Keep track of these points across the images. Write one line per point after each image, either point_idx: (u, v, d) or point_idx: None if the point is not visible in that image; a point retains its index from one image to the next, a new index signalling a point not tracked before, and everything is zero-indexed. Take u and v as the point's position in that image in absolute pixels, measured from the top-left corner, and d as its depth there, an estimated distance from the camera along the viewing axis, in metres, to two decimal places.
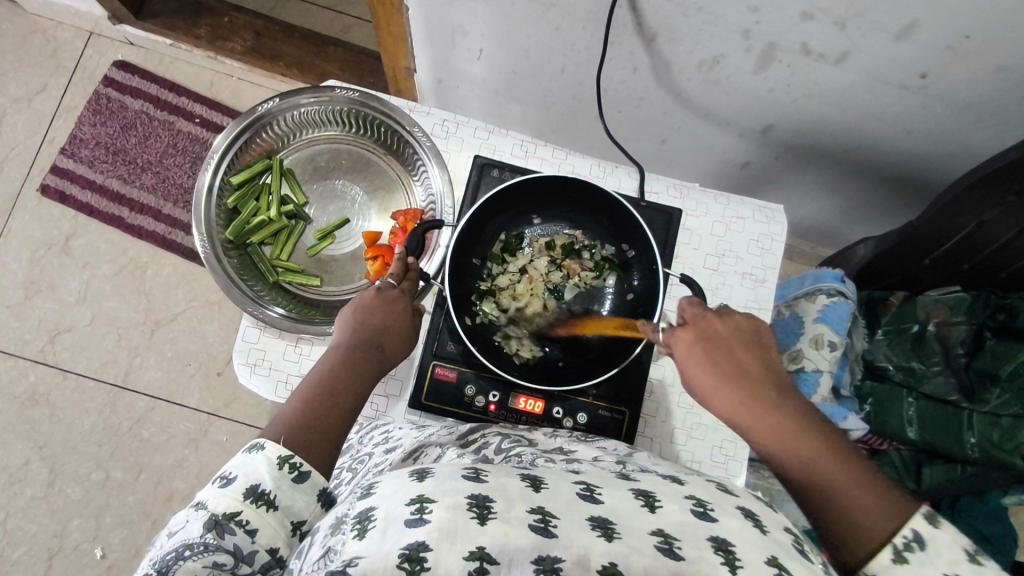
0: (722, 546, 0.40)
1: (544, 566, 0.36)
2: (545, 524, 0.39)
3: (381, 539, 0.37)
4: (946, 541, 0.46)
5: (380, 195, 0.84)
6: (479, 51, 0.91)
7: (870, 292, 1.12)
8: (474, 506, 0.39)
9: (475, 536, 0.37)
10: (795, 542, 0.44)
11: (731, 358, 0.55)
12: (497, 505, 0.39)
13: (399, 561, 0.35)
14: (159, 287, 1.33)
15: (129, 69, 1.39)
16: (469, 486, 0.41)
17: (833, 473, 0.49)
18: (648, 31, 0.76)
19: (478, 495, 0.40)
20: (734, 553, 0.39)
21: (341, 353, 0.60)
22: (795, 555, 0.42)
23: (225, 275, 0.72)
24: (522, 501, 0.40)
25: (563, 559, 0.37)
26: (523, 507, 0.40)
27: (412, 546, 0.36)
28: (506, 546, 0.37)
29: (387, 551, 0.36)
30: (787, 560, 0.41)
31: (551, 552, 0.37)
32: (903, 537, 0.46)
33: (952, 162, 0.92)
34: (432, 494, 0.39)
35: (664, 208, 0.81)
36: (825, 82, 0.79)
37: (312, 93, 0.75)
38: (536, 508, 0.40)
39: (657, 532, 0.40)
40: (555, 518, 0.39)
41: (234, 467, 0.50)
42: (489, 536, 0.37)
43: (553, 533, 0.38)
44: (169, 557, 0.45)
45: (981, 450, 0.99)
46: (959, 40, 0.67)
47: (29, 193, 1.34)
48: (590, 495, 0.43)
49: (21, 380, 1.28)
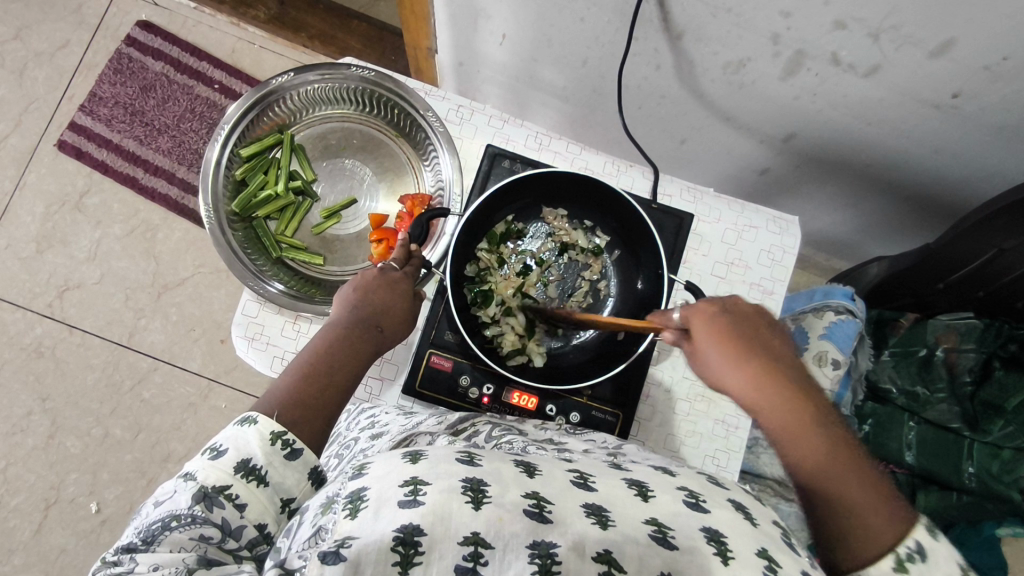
0: (715, 537, 0.40)
1: (539, 551, 0.36)
2: (540, 510, 0.38)
3: (373, 519, 0.36)
4: (944, 555, 0.47)
5: (389, 177, 0.83)
6: (502, 36, 0.89)
7: (880, 312, 1.08)
8: (468, 490, 0.38)
9: (470, 520, 0.36)
10: (785, 534, 0.44)
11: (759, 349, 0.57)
12: (492, 489, 0.38)
13: (393, 544, 0.34)
14: (168, 250, 1.34)
15: (153, 30, 1.39)
16: (464, 470, 0.40)
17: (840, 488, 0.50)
18: (675, 28, 0.74)
19: (472, 479, 0.39)
20: (726, 545, 0.39)
21: (340, 330, 0.60)
22: (786, 548, 0.41)
23: (228, 248, 0.71)
24: (516, 486, 0.39)
25: (558, 545, 0.36)
26: (517, 492, 0.39)
27: (405, 528, 0.35)
28: (501, 531, 0.36)
29: (380, 533, 0.35)
30: (776, 552, 0.40)
31: (546, 538, 0.36)
32: (906, 547, 0.47)
33: (977, 185, 0.89)
34: (426, 476, 0.38)
35: (675, 212, 0.79)
36: (852, 95, 0.76)
37: (325, 70, 0.73)
38: (531, 493, 0.39)
39: (651, 520, 0.40)
40: (550, 504, 0.39)
41: (224, 440, 0.49)
42: (483, 519, 0.36)
43: (548, 518, 0.38)
44: (155, 527, 0.44)
45: (978, 480, 0.99)
46: (997, 62, 0.65)
47: (45, 148, 1.35)
48: (584, 483, 0.43)
49: (28, 332, 1.29)
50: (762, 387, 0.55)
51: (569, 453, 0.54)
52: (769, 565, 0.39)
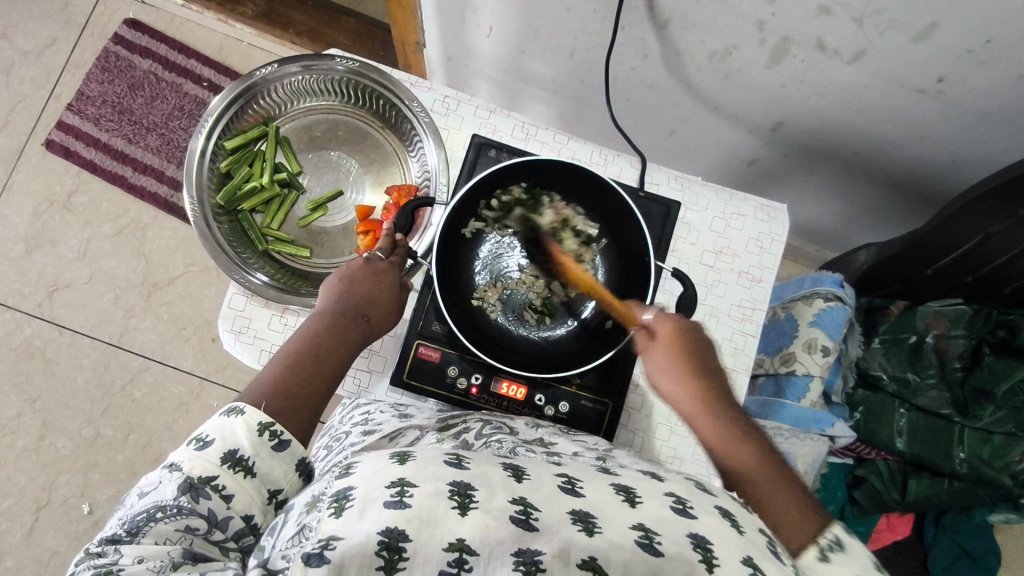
0: (701, 544, 0.38)
1: (524, 559, 0.35)
2: (526, 516, 0.37)
3: (358, 518, 0.35)
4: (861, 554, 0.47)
5: (375, 169, 0.83)
6: (489, 28, 0.89)
7: (869, 299, 1.10)
8: (455, 495, 0.37)
9: (455, 527, 0.36)
10: (771, 543, 0.43)
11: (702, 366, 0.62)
12: (479, 494, 0.38)
13: (378, 548, 0.34)
14: (158, 249, 1.33)
15: (141, 28, 1.38)
16: (451, 473, 0.39)
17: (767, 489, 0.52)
18: (660, 16, 0.74)
19: (460, 483, 0.38)
20: (712, 551, 0.38)
21: (325, 320, 0.60)
22: (770, 556, 0.41)
23: (214, 241, 0.71)
24: (504, 491, 0.39)
25: (542, 552, 0.36)
26: (504, 497, 0.38)
27: (389, 532, 0.35)
28: (487, 538, 0.36)
29: (364, 533, 0.34)
30: (762, 561, 0.39)
31: (531, 545, 0.36)
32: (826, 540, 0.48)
33: (965, 171, 0.89)
34: (412, 477, 0.38)
35: (663, 200, 0.79)
36: (838, 81, 0.76)
37: (308, 62, 0.73)
38: (518, 499, 0.39)
39: (638, 526, 0.39)
40: (537, 510, 0.38)
41: (209, 430, 0.48)
42: (469, 527, 0.36)
43: (534, 526, 0.37)
44: (140, 517, 0.44)
45: (969, 465, 0.99)
46: (981, 45, 0.65)
47: (33, 147, 1.34)
48: (572, 488, 0.41)
49: (17, 333, 1.29)
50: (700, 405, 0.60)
51: (558, 456, 0.53)
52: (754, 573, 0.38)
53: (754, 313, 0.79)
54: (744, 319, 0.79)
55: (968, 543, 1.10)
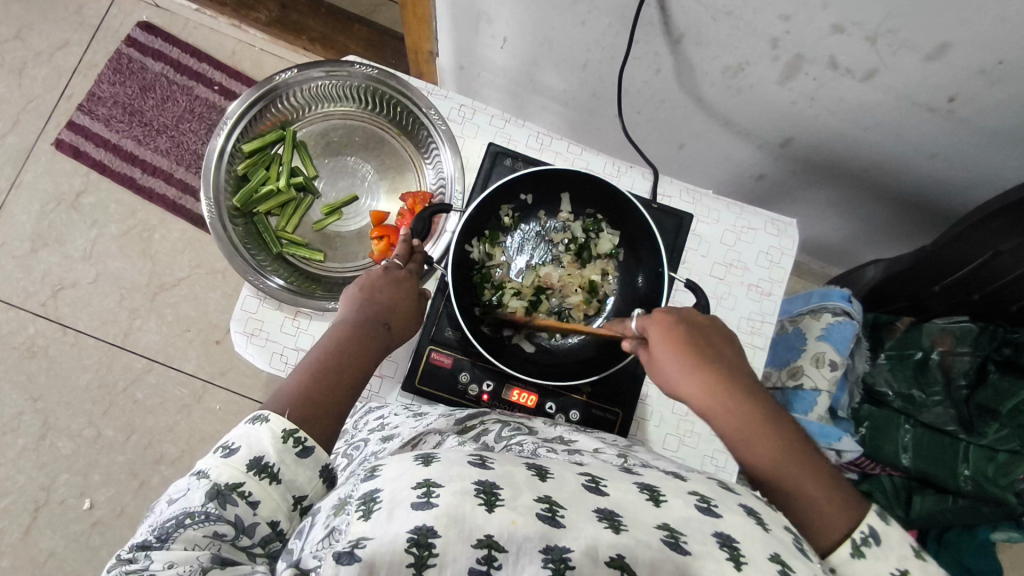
0: (727, 542, 0.39)
1: (552, 556, 0.35)
2: (552, 514, 0.38)
3: (387, 520, 0.35)
4: (897, 538, 0.49)
5: (391, 175, 0.83)
6: (503, 39, 0.90)
7: (875, 316, 1.13)
8: (481, 493, 0.37)
9: (483, 524, 0.36)
10: (796, 539, 0.43)
11: (710, 352, 0.57)
12: (504, 492, 0.38)
13: (407, 545, 0.34)
14: (164, 251, 1.33)
15: (153, 31, 1.39)
16: (476, 473, 0.39)
17: (795, 483, 0.50)
18: (675, 32, 0.75)
19: (484, 482, 0.39)
20: (738, 549, 0.38)
21: (347, 330, 0.60)
22: (799, 555, 0.41)
23: (230, 243, 0.71)
24: (528, 490, 0.39)
25: (570, 550, 0.36)
26: (530, 495, 0.39)
27: (419, 530, 0.35)
28: (514, 535, 0.36)
29: (394, 533, 0.35)
30: (790, 558, 0.40)
31: (559, 543, 0.36)
32: (861, 531, 0.48)
33: (973, 189, 0.90)
34: (439, 478, 0.38)
35: (675, 212, 0.80)
36: (850, 99, 0.77)
37: (328, 67, 0.74)
38: (544, 497, 0.39)
39: (664, 525, 0.39)
40: (563, 509, 0.38)
41: (236, 438, 0.48)
42: (496, 523, 0.36)
43: (561, 522, 0.37)
44: (169, 524, 0.44)
45: (974, 483, 0.98)
46: (992, 65, 0.66)
47: (42, 147, 1.35)
48: (596, 487, 0.42)
49: (21, 331, 1.28)
50: (716, 388, 0.54)
51: (579, 455, 0.53)
52: (781, 569, 0.38)
53: (763, 326, 0.80)
54: (753, 332, 0.79)
55: (972, 561, 1.10)
